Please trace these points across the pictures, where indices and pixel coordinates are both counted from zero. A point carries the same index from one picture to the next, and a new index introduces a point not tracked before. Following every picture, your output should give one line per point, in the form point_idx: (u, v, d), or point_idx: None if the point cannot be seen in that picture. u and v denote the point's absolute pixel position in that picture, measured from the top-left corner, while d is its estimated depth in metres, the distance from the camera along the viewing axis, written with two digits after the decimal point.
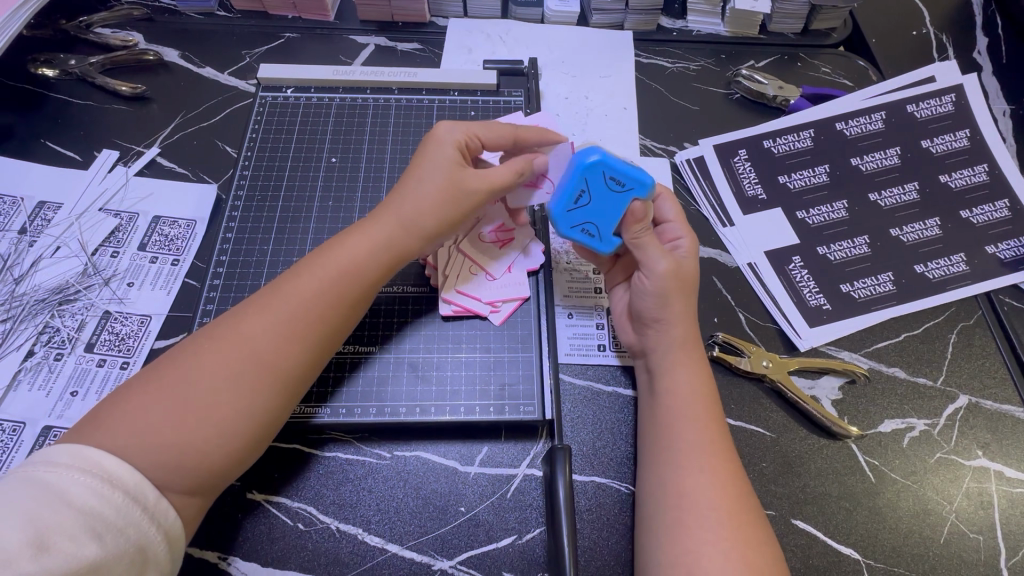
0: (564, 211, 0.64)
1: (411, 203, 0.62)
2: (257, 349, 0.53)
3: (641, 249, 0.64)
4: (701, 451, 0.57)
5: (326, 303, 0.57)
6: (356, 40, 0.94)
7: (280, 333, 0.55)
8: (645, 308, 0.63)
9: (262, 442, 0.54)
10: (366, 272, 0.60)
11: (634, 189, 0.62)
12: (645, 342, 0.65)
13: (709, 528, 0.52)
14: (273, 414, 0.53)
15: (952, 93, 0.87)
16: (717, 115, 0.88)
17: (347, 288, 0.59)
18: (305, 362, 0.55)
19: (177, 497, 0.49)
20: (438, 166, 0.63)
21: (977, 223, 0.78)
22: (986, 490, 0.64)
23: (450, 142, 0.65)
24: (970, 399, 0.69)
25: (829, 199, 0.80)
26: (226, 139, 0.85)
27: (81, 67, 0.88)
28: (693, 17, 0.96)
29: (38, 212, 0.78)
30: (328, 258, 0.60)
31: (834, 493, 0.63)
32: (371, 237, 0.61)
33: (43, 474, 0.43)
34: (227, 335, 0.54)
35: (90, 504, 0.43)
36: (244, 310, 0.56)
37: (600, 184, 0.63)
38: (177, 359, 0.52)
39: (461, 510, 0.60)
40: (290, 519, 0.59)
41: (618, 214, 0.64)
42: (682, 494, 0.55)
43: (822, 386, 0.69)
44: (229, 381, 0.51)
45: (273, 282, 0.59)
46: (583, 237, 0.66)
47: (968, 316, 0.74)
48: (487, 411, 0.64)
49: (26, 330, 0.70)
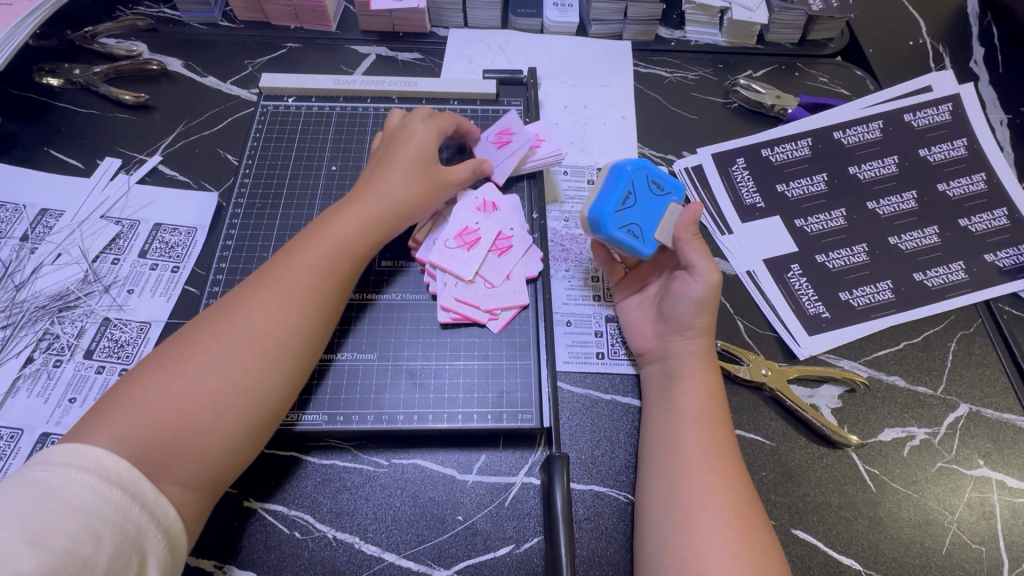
0: (615, 210, 0.66)
1: (388, 186, 0.68)
2: (254, 323, 0.56)
3: (695, 253, 0.64)
4: (711, 453, 0.58)
5: (321, 281, 0.61)
6: (357, 50, 0.95)
7: (278, 307, 0.58)
8: (678, 315, 0.64)
9: (265, 424, 0.55)
10: (357, 254, 0.64)
11: (671, 194, 0.68)
12: (666, 346, 0.66)
13: (716, 529, 0.53)
14: (273, 387, 0.55)
15: (949, 102, 0.87)
16: (715, 125, 0.89)
17: (340, 267, 0.63)
18: (303, 336, 0.58)
19: (177, 492, 0.49)
20: (410, 158, 0.70)
21: (976, 231, 0.79)
22: (988, 500, 0.63)
23: (423, 137, 0.73)
24: (971, 407, 0.68)
25: (827, 207, 0.80)
26: (228, 148, 0.86)
27: (86, 76, 0.89)
28: (691, 28, 0.96)
29: (40, 219, 0.78)
30: (320, 238, 0.63)
31: (835, 503, 0.62)
32: (356, 218, 0.66)
33: (41, 474, 0.43)
34: (225, 313, 0.57)
35: (87, 502, 0.42)
36: (239, 292, 0.59)
37: (643, 187, 0.67)
38: (178, 340, 0.55)
39: (459, 518, 0.60)
40: (286, 527, 0.59)
41: (659, 216, 0.67)
42: (692, 496, 0.55)
43: (822, 394, 0.68)
44: (226, 354, 0.54)
45: (269, 265, 0.62)
46: (626, 238, 0.66)
47: (968, 324, 0.74)
48: (486, 418, 0.63)
49: (26, 337, 0.70)
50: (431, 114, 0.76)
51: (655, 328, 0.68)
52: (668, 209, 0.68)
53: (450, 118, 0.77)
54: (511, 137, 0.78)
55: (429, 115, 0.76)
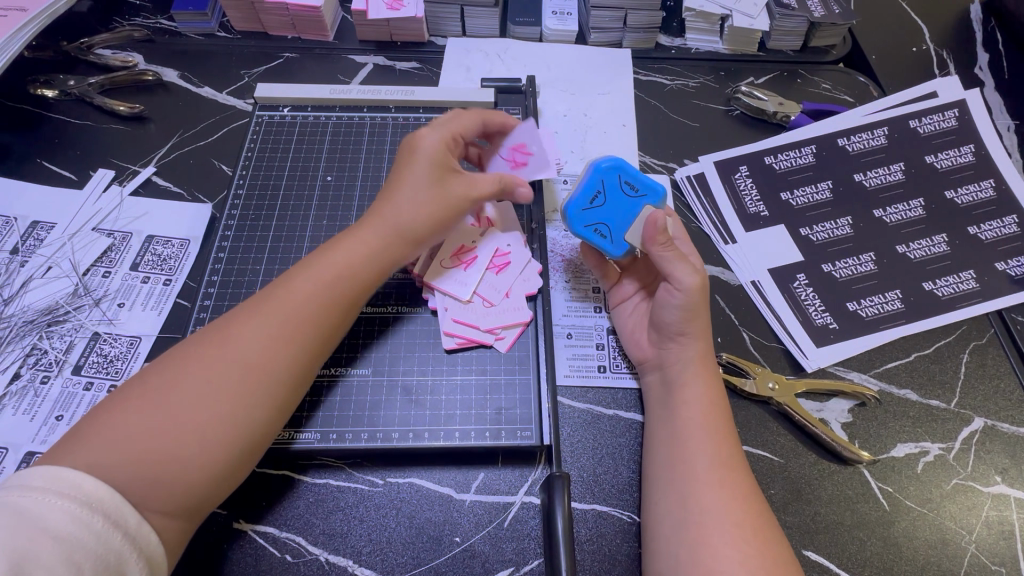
0: (582, 209, 0.66)
1: (401, 210, 0.63)
2: (247, 351, 0.53)
3: (668, 261, 0.62)
4: (717, 464, 0.56)
5: (317, 311, 0.57)
6: (355, 60, 0.94)
7: (273, 336, 0.55)
8: (670, 322, 0.62)
9: (252, 454, 0.53)
10: (363, 278, 0.61)
11: (646, 196, 0.67)
12: (663, 354, 0.63)
13: (730, 546, 0.51)
14: (263, 421, 0.53)
15: (955, 108, 0.86)
16: (718, 133, 0.87)
17: (338, 293, 0.59)
18: (298, 367, 0.55)
19: (158, 518, 0.47)
20: (424, 176, 0.64)
21: (986, 239, 0.77)
22: (1006, 518, 0.61)
23: (438, 148, 0.66)
24: (986, 421, 0.66)
25: (833, 216, 0.78)
26: (224, 158, 0.84)
27: (81, 87, 0.87)
28: (692, 35, 0.95)
29: (31, 231, 0.77)
30: (320, 265, 0.60)
31: (847, 522, 0.60)
32: (365, 244, 0.62)
33: (19, 499, 0.42)
34: (216, 338, 0.54)
35: (67, 530, 0.41)
36: (234, 315, 0.56)
37: (616, 189, 0.67)
38: (166, 363, 0.53)
39: (456, 541, 0.58)
40: (278, 550, 0.57)
41: (631, 218, 0.66)
42: (703, 512, 0.53)
43: (832, 408, 0.66)
44: (213, 386, 0.51)
45: (267, 286, 0.59)
46: (594, 238, 0.67)
47: (981, 335, 0.72)
48: (484, 436, 0.61)
49: (13, 353, 0.68)
50: (444, 121, 0.69)
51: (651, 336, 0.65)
52: (639, 211, 0.66)
53: (467, 125, 0.70)
54: (528, 153, 0.73)
55: (441, 122, 0.69)
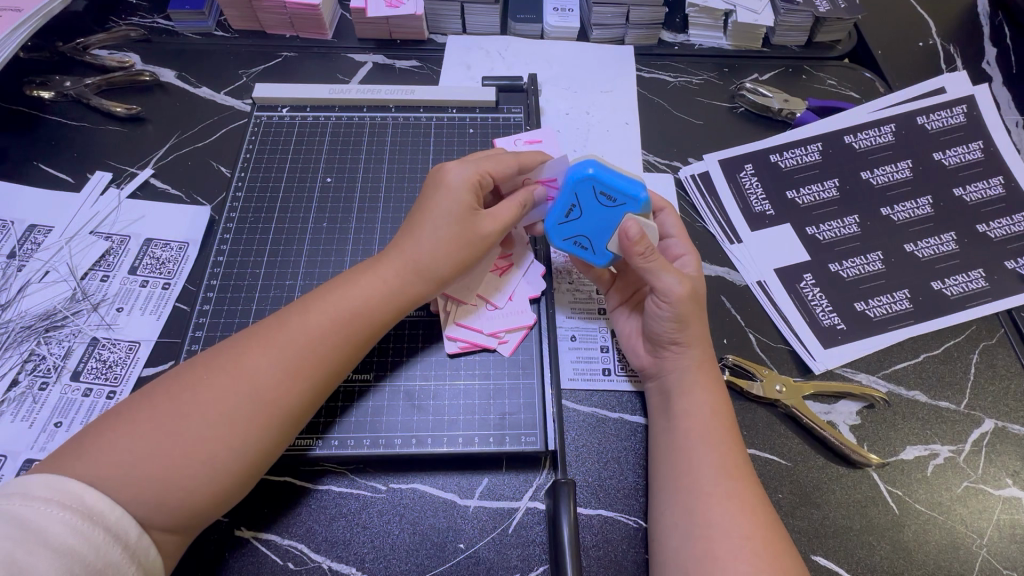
0: (557, 224, 0.64)
1: (422, 245, 0.60)
2: (258, 384, 0.51)
3: (654, 274, 0.60)
4: (723, 472, 0.55)
5: (331, 341, 0.55)
6: (354, 58, 0.93)
7: (286, 370, 0.53)
8: (664, 333, 0.61)
9: (256, 479, 0.52)
10: (380, 312, 0.58)
11: (625, 205, 0.61)
12: (662, 364, 0.62)
13: (742, 558, 0.50)
14: (270, 451, 0.52)
15: (964, 104, 0.84)
16: (722, 130, 0.86)
17: (353, 326, 0.57)
18: (305, 404, 0.54)
19: (159, 534, 0.47)
20: (449, 211, 0.61)
21: (995, 237, 0.76)
22: (1018, 521, 0.60)
23: (464, 183, 0.62)
24: (996, 423, 0.65)
25: (840, 214, 0.77)
26: (223, 160, 0.84)
27: (77, 88, 0.87)
28: (695, 31, 0.94)
29: (28, 235, 0.76)
30: (336, 295, 0.58)
31: (856, 527, 0.59)
32: (383, 277, 0.59)
33: (18, 509, 0.41)
34: (227, 367, 0.52)
35: (68, 542, 0.41)
36: (244, 340, 0.54)
37: (591, 199, 0.62)
38: (172, 389, 0.50)
39: (460, 547, 0.57)
40: (280, 558, 0.56)
41: (611, 229, 0.63)
42: (708, 523, 0.52)
43: (840, 411, 0.65)
44: (222, 419, 0.49)
45: (279, 311, 0.57)
46: (576, 250, 0.66)
47: (990, 336, 0.71)
48: (487, 441, 0.61)
49: (11, 358, 0.68)
50: (477, 158, 0.65)
51: (648, 345, 0.64)
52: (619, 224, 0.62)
53: (498, 159, 0.65)
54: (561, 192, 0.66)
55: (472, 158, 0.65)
